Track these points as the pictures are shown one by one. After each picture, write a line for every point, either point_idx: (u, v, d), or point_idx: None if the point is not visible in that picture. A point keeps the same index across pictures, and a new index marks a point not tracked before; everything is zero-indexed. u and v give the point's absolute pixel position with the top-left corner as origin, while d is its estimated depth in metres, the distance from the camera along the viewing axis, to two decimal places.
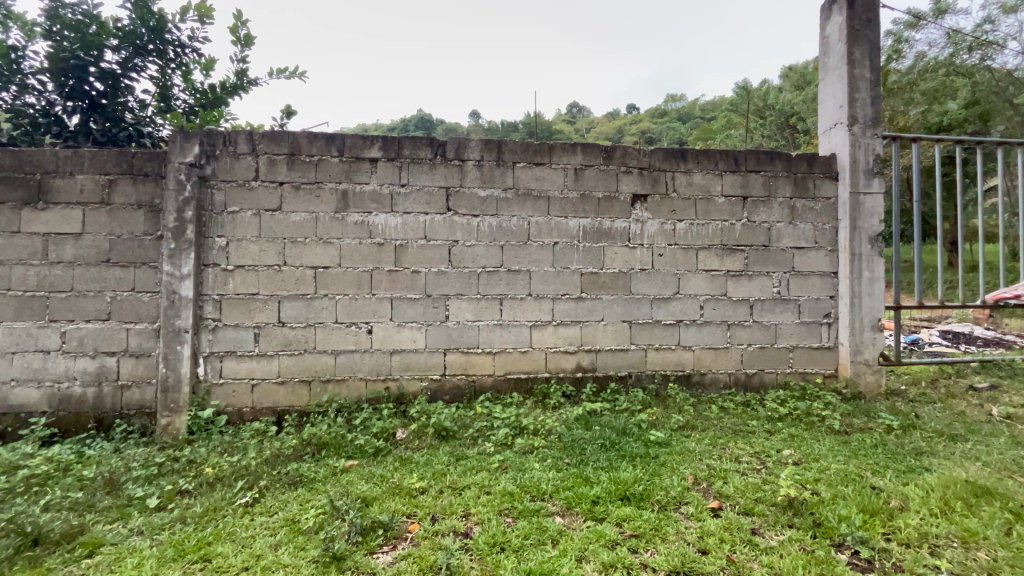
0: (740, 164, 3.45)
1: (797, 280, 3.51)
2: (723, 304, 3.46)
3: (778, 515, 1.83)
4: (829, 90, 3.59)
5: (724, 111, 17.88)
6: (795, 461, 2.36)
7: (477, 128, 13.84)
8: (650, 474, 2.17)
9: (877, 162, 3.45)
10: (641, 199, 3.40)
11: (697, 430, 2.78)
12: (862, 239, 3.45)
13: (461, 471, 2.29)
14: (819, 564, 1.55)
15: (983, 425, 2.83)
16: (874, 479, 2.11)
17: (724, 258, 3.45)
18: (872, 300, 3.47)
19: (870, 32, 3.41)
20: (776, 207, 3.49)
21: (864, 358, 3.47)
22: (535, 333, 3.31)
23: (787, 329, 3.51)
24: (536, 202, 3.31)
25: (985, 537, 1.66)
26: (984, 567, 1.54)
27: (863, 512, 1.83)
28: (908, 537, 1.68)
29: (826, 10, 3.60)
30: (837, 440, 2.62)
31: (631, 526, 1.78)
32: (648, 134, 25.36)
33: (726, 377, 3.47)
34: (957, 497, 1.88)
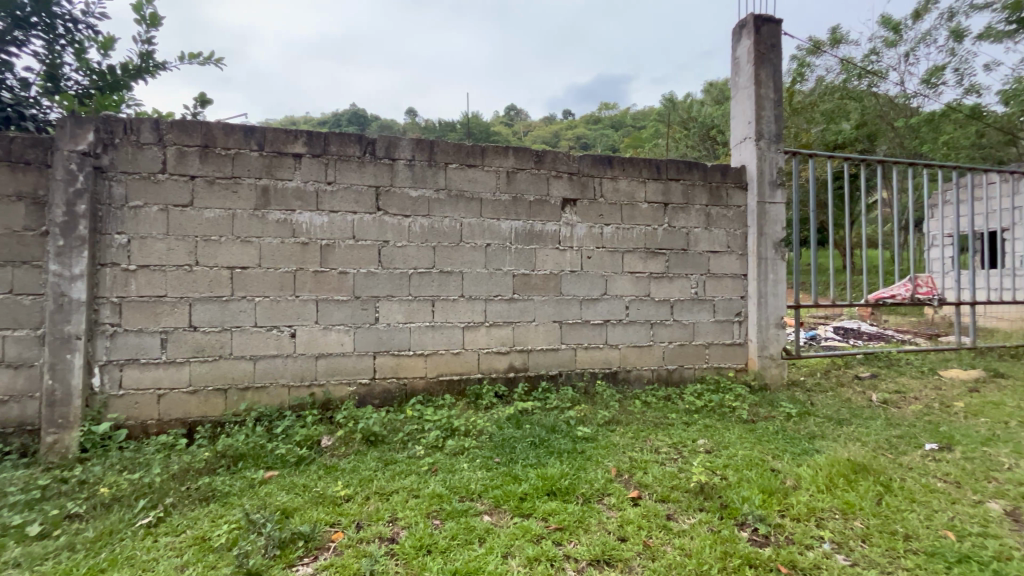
0: (661, 172, 3.67)
1: (712, 281, 3.79)
2: (646, 304, 3.66)
3: (690, 501, 1.97)
4: (739, 107, 3.90)
5: (653, 121, 18.87)
6: (708, 449, 2.56)
7: (414, 126, 13.61)
8: (577, 468, 2.25)
9: (780, 174, 3.79)
10: (571, 203, 3.51)
11: (622, 424, 2.92)
12: (767, 244, 3.78)
13: (389, 476, 2.24)
14: (723, 543, 1.68)
15: (864, 410, 3.20)
16: (774, 463, 2.33)
17: (647, 261, 3.65)
18: (776, 300, 3.80)
19: (773, 56, 3.76)
20: (693, 214, 3.74)
21: (770, 353, 3.80)
22: (467, 334, 3.32)
23: (703, 327, 3.77)
24: (468, 203, 3.32)
25: (861, 507, 1.89)
26: (859, 534, 1.75)
27: (762, 493, 2.01)
28: (799, 512, 1.87)
29: (736, 33, 3.90)
30: (744, 429, 2.85)
31: (556, 520, 1.84)
32: (583, 140, 26.20)
33: (649, 373, 3.67)
34: (839, 474, 2.11)
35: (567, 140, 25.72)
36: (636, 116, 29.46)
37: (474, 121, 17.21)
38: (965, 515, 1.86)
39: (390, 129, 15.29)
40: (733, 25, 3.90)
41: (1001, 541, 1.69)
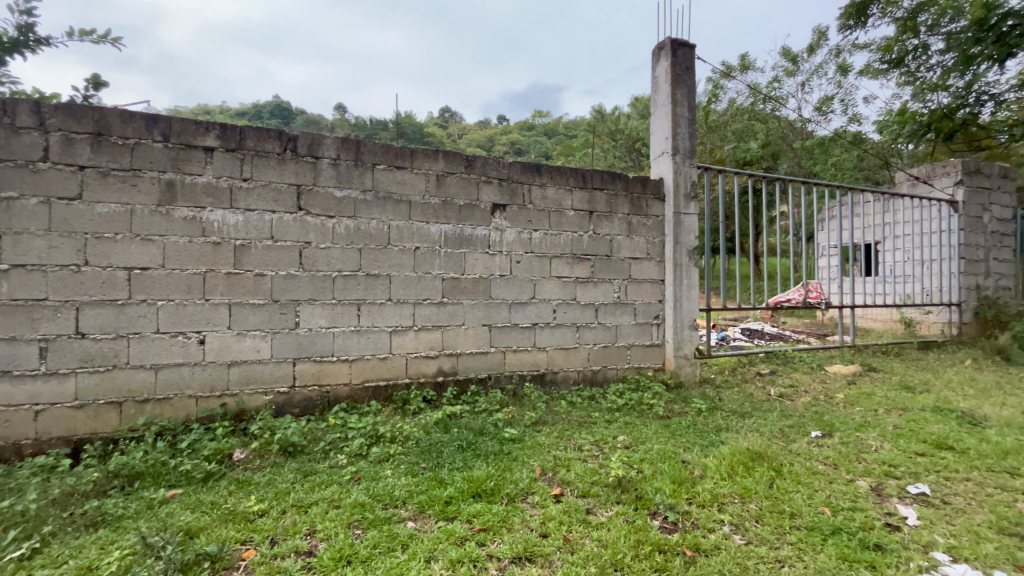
0: (587, 182, 3.83)
1: (633, 286, 4.01)
2: (572, 308, 3.80)
3: (608, 494, 2.08)
4: (658, 123, 4.17)
5: (583, 131, 19.59)
6: (626, 444, 2.70)
7: (343, 123, 13.13)
8: (502, 469, 2.29)
9: (694, 187, 4.09)
10: (501, 208, 3.57)
11: (548, 424, 3.01)
12: (682, 252, 4.06)
13: (309, 488, 2.15)
14: (637, 532, 1.79)
15: (764, 403, 3.54)
16: (684, 455, 2.51)
17: (574, 266, 3.79)
18: (690, 303, 4.10)
19: (688, 78, 4.05)
20: (616, 222, 3.94)
21: (684, 353, 4.08)
22: (395, 339, 3.26)
23: (625, 329, 3.98)
24: (396, 206, 3.27)
25: (756, 491, 2.09)
26: (753, 515, 1.93)
27: (673, 483, 2.17)
28: (704, 498, 2.04)
29: (655, 54, 4.17)
30: (660, 424, 3.05)
31: (480, 521, 1.86)
32: (517, 146, 26.72)
33: (575, 374, 3.80)
34: (740, 462, 2.32)
35: (501, 145, 26.01)
36: (568, 125, 30.43)
37: (407, 122, 16.99)
38: (840, 492, 2.12)
39: (317, 124, 14.62)
40: (652, 47, 4.17)
41: (866, 513, 1.94)
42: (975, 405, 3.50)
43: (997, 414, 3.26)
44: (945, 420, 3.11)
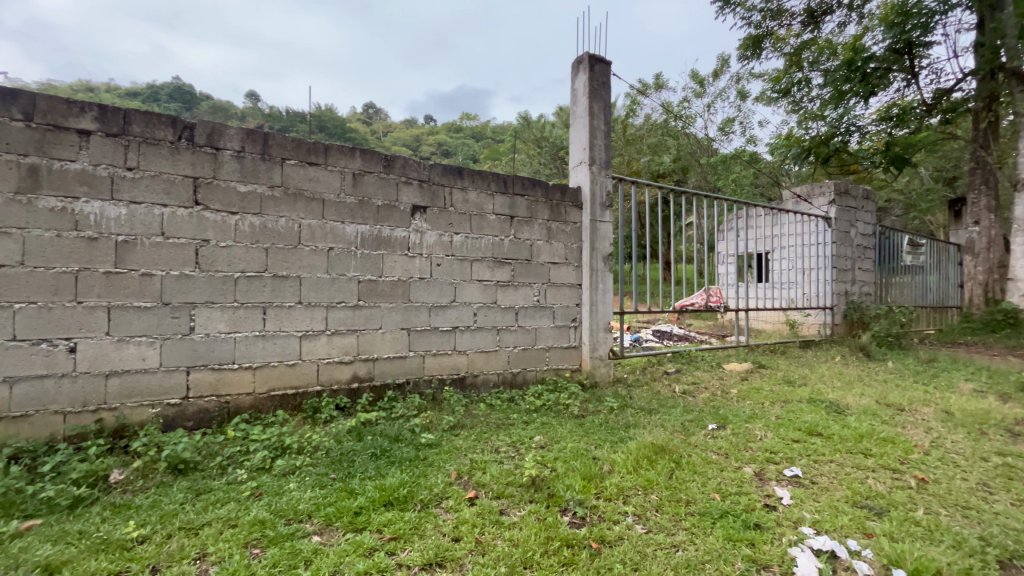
0: (508, 187, 3.89)
1: (551, 290, 4.13)
2: (493, 311, 3.83)
3: (522, 494, 2.12)
4: (576, 134, 4.34)
5: (510, 137, 19.92)
6: (541, 444, 2.78)
7: (257, 112, 12.29)
8: (417, 475, 2.26)
9: (609, 197, 4.31)
10: (420, 210, 3.52)
11: (466, 428, 3.00)
12: (598, 258, 4.26)
13: (200, 508, 1.97)
14: (547, 529, 1.84)
15: (669, 400, 3.80)
16: (595, 452, 2.62)
17: (495, 270, 3.83)
18: (604, 307, 4.30)
19: (604, 93, 4.26)
20: (536, 227, 4.04)
21: (599, 354, 4.27)
22: (305, 344, 3.09)
23: (544, 332, 4.08)
24: (308, 203, 3.10)
25: (658, 482, 2.24)
26: (653, 505, 2.07)
27: (583, 479, 2.26)
28: (610, 492, 2.15)
29: (574, 68, 4.34)
30: (575, 423, 3.16)
31: (391, 530, 1.82)
32: (444, 147, 26.63)
33: (495, 376, 3.84)
34: (645, 456, 2.48)
35: (428, 146, 25.71)
36: (495, 129, 30.79)
37: (329, 116, 16.29)
38: (730, 478, 2.33)
39: (225, 111, 13.54)
40: (572, 60, 4.34)
41: (749, 496, 2.16)
42: (841, 395, 4.02)
43: (857, 403, 3.78)
44: (817, 409, 3.54)
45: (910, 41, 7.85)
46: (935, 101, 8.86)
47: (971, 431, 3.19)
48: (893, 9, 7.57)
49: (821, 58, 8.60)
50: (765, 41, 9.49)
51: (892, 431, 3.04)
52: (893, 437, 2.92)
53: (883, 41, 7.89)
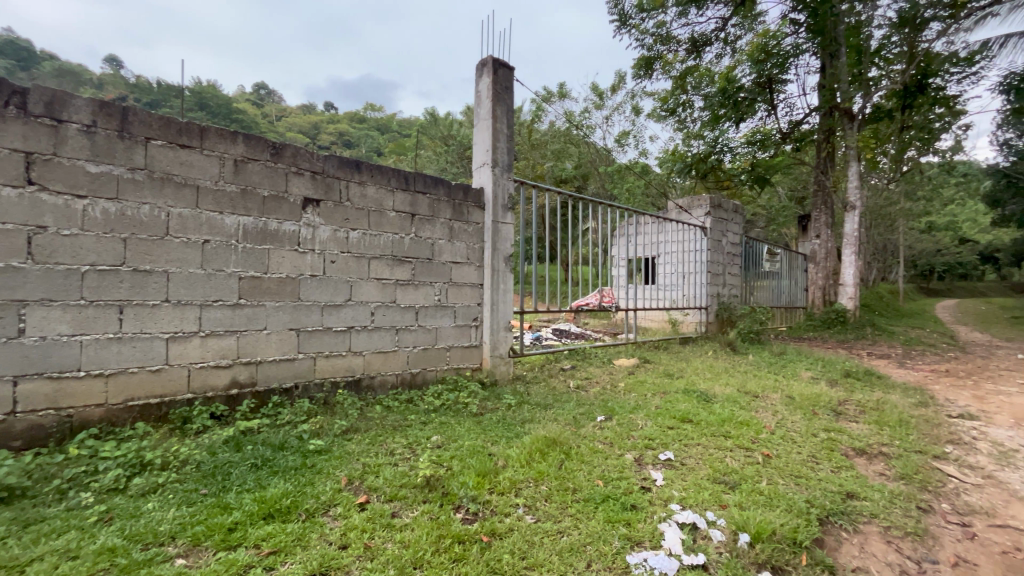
0: (409, 184, 3.82)
1: (453, 289, 4.13)
2: (391, 310, 3.74)
3: (415, 495, 2.11)
4: (479, 135, 4.38)
5: (417, 133, 19.58)
6: (438, 443, 2.77)
7: (119, 80, 10.69)
8: (303, 484, 2.14)
9: (510, 200, 4.41)
10: (313, 203, 3.32)
11: (360, 432, 2.90)
12: (499, 259, 4.34)
13: (28, 541, 1.67)
14: (440, 528, 1.86)
15: (564, 395, 4.01)
16: (491, 448, 2.68)
17: (394, 268, 3.74)
18: (504, 306, 4.40)
19: (507, 97, 4.36)
20: (438, 226, 4.02)
21: (499, 352, 4.36)
22: (174, 347, 2.76)
23: (445, 331, 4.07)
24: (179, 189, 2.78)
25: (548, 473, 2.36)
26: (542, 495, 2.17)
27: (478, 476, 2.30)
28: (503, 486, 2.22)
29: (479, 70, 4.39)
30: (473, 421, 3.20)
31: (271, 543, 1.71)
32: (345, 138, 25.39)
33: (393, 377, 3.75)
34: (537, 449, 2.59)
35: (328, 137, 24.33)
36: (400, 123, 30.00)
37: (211, 93, 14.70)
38: (613, 465, 2.52)
39: (77, 76, 11.59)
40: (476, 62, 4.38)
41: (628, 480, 2.35)
42: (710, 385, 4.55)
43: (722, 391, 4.29)
44: (689, 398, 3.97)
45: (770, 77, 9.08)
46: (788, 130, 10.35)
47: (806, 412, 3.80)
48: (758, 47, 8.72)
49: (702, 84, 9.63)
50: (655, 63, 10.37)
51: (747, 416, 3.51)
52: (748, 420, 3.37)
53: (750, 75, 9.05)
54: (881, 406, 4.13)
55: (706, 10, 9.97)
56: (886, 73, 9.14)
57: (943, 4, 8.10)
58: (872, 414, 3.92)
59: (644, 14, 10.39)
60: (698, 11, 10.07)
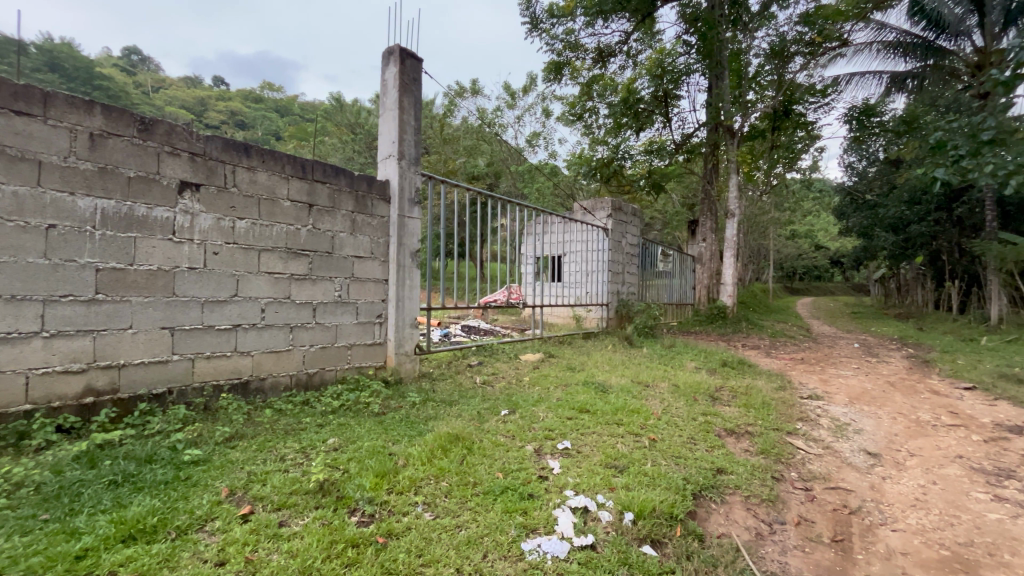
0: (306, 172, 3.59)
1: (355, 285, 3.96)
2: (285, 306, 3.49)
3: (307, 502, 2.00)
4: (385, 125, 4.23)
5: (321, 118, 18.48)
6: (335, 446, 2.65)
7: None
8: (175, 500, 1.93)
9: (417, 194, 4.33)
10: (191, 187, 3.00)
11: (247, 438, 2.67)
12: (405, 254, 4.24)
13: None
14: (333, 533, 1.78)
15: (470, 391, 4.04)
16: (393, 448, 2.62)
17: (288, 262, 3.49)
18: (411, 303, 4.32)
19: (414, 89, 4.26)
20: (339, 218, 3.82)
21: (404, 350, 4.27)
22: (6, 350, 2.33)
23: (346, 329, 3.89)
24: (14, 164, 2.36)
25: (449, 469, 2.36)
26: (442, 492, 2.18)
27: (377, 476, 2.24)
28: (402, 485, 2.18)
29: (385, 58, 4.24)
30: (374, 422, 3.10)
31: (131, 568, 1.52)
32: (237, 118, 23.21)
33: (286, 379, 3.50)
34: (439, 446, 2.58)
35: (217, 116, 22.08)
36: (302, 106, 28.09)
37: (67, 52, 12.62)
38: (513, 457, 2.59)
39: None
40: (382, 50, 4.23)
41: (527, 470, 2.44)
42: (608, 377, 4.86)
43: (618, 382, 4.61)
44: (588, 390, 4.21)
45: (666, 92, 9.87)
46: (681, 143, 11.27)
47: (688, 398, 4.21)
48: (655, 63, 9.44)
49: (606, 93, 10.18)
50: (564, 69, 10.77)
51: (638, 404, 3.80)
52: (638, 408, 3.65)
53: (648, 88, 9.79)
54: (748, 391, 4.70)
55: (610, 23, 10.58)
56: (761, 97, 10.36)
57: (804, 42, 9.45)
58: (741, 398, 4.45)
59: (554, 20, 10.73)
60: (604, 23, 10.64)
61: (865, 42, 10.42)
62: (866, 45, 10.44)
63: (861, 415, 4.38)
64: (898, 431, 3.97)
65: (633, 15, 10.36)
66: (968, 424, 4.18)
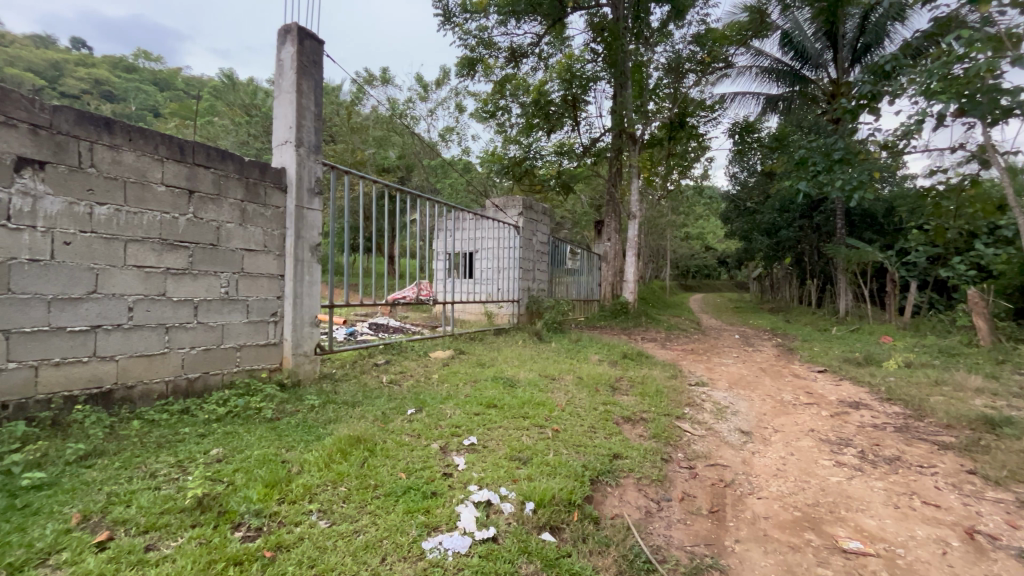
0: (185, 155, 3.22)
1: (245, 281, 3.63)
2: (159, 305, 3.10)
3: (182, 520, 1.80)
4: (281, 109, 3.92)
5: (210, 97, 16.75)
6: (219, 457, 2.41)
7: None
8: (7, 533, 1.64)
9: (317, 184, 4.07)
10: (32, 165, 2.56)
11: (108, 455, 2.34)
12: (303, 247, 3.97)
13: None
14: (212, 551, 1.63)
15: (376, 391, 3.90)
16: (286, 455, 2.45)
17: (162, 254, 3.11)
18: (310, 300, 4.06)
19: (314, 72, 4.00)
20: (225, 207, 3.48)
21: (303, 350, 4.01)
22: None
23: (234, 329, 3.55)
24: None
25: (348, 474, 2.26)
26: (341, 497, 2.08)
27: (266, 486, 2.09)
28: (296, 494, 2.05)
29: (282, 37, 3.94)
30: (266, 428, 2.87)
31: None
32: (104, 88, 20.26)
33: (161, 386, 3.12)
34: (338, 450, 2.47)
35: (79, 84, 19.10)
36: (187, 81, 25.22)
37: None
38: (417, 457, 2.54)
39: None
40: (278, 27, 3.92)
41: (432, 469, 2.41)
42: (517, 371, 4.97)
43: (526, 376, 4.74)
44: (497, 385, 4.27)
45: (575, 97, 10.26)
46: (588, 147, 11.78)
47: (591, 389, 4.45)
48: (565, 68, 9.78)
49: (518, 92, 10.36)
50: (477, 65, 10.77)
51: (544, 396, 3.93)
52: (543, 400, 3.77)
53: (558, 91, 10.13)
54: (643, 380, 5.08)
55: (523, 24, 10.77)
56: (660, 108, 11.13)
57: (695, 60, 10.35)
58: (638, 387, 4.80)
59: (467, 15, 10.68)
60: (516, 23, 10.80)
61: (746, 66, 11.70)
62: (747, 68, 11.71)
63: (738, 397, 4.92)
64: (766, 411, 4.54)
65: (544, 18, 10.65)
66: (820, 402, 4.88)
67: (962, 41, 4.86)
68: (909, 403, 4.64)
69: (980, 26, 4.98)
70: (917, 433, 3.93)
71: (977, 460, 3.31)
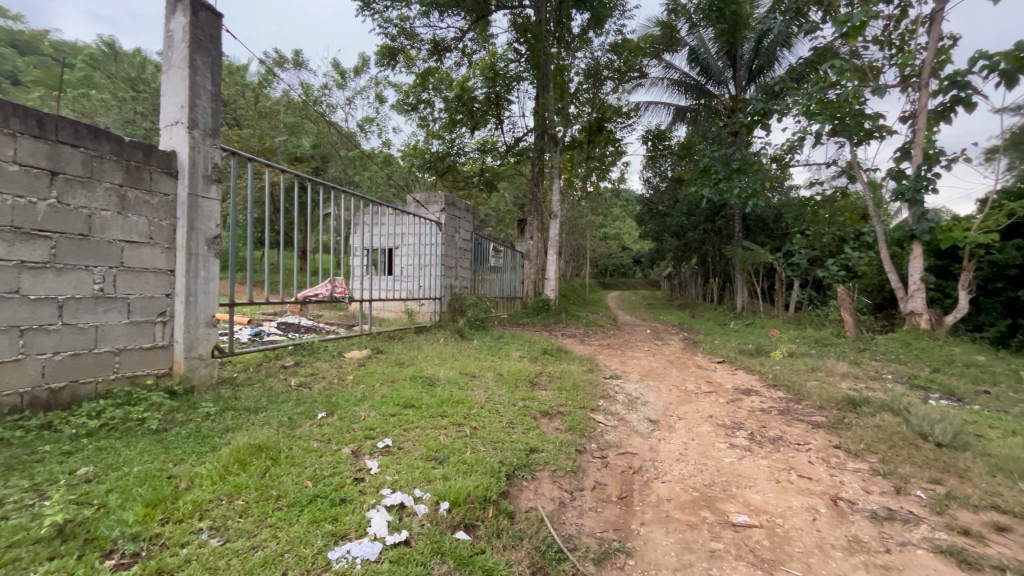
0: (45, 130, 2.78)
1: (126, 276, 3.22)
2: (11, 303, 2.66)
3: (36, 552, 1.56)
4: (171, 85, 3.52)
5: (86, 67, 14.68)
6: (89, 478, 2.12)
7: None
8: None
9: (215, 171, 3.72)
10: None
11: None
12: (198, 240, 3.61)
13: None
14: None
15: (283, 395, 3.65)
16: (173, 470, 2.20)
17: (14, 245, 2.66)
18: (206, 298, 3.70)
19: (211, 48, 3.64)
20: (99, 192, 3.06)
21: (197, 353, 3.64)
22: None
23: (110, 331, 3.14)
24: None
25: (246, 485, 2.09)
26: (238, 511, 1.92)
27: (147, 507, 1.87)
28: (183, 512, 1.86)
29: (171, 5, 3.54)
30: (150, 441, 2.57)
31: None
32: None
33: (14, 398, 2.67)
34: (236, 460, 2.27)
35: None
36: (55, 47, 21.93)
37: None
38: (327, 463, 2.41)
39: None
40: None
41: (341, 474, 2.30)
42: (437, 370, 4.90)
43: (446, 375, 4.69)
44: (417, 384, 4.18)
45: (498, 95, 10.30)
46: (512, 145, 11.88)
47: (511, 386, 4.50)
48: (488, 66, 9.78)
49: (441, 86, 10.21)
50: (398, 56, 10.44)
51: (463, 395, 3.91)
52: (462, 399, 3.75)
53: (481, 88, 10.12)
54: (562, 375, 5.24)
55: (446, 18, 10.62)
56: (580, 111, 11.48)
57: (613, 68, 10.82)
58: (555, 382, 4.94)
59: (388, 2, 10.31)
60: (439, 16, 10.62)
61: (659, 77, 12.43)
62: (659, 80, 12.45)
63: (648, 389, 5.24)
64: (672, 400, 4.87)
65: (468, 14, 10.58)
66: (717, 390, 5.34)
67: (835, 69, 5.59)
68: (790, 388, 5.23)
69: (850, 56, 5.93)
70: (796, 415, 4.43)
71: (842, 435, 3.79)
